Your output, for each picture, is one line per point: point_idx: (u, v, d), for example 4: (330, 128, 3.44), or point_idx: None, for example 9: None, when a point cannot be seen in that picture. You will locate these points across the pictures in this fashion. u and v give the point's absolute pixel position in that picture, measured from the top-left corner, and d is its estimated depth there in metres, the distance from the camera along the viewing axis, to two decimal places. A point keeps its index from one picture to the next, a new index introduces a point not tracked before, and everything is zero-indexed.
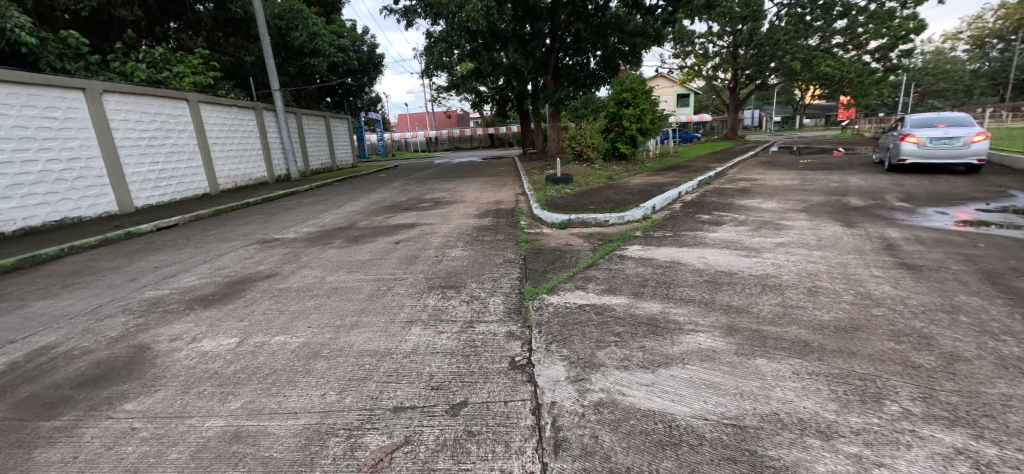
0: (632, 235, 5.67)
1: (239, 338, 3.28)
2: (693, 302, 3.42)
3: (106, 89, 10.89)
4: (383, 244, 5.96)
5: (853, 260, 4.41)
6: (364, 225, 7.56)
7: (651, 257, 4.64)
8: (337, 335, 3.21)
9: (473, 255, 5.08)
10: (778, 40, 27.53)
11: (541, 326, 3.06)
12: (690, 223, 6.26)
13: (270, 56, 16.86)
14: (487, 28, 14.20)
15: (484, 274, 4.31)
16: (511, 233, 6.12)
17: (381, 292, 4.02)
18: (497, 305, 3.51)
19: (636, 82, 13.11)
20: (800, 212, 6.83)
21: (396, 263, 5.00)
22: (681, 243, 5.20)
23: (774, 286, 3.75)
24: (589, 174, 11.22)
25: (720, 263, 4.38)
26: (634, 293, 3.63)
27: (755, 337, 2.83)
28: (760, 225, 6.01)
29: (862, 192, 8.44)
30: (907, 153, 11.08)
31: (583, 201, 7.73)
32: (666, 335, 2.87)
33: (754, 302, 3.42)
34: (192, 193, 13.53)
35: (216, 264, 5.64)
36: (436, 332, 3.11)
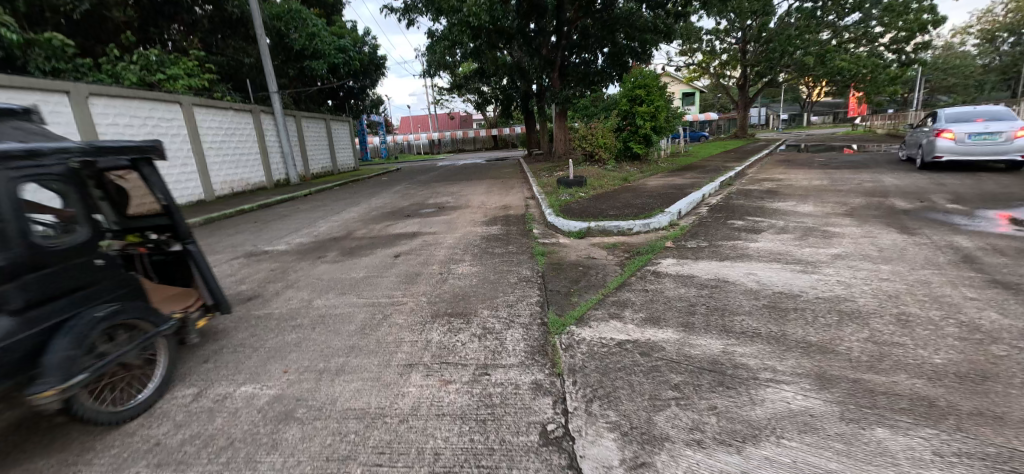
0: (662, 245, 5.01)
1: (198, 389, 2.64)
2: (760, 338, 2.76)
3: (92, 91, 10.32)
4: (380, 258, 5.32)
5: (932, 277, 3.72)
6: (361, 234, 6.94)
7: (692, 275, 3.97)
8: (317, 385, 2.56)
9: (482, 272, 4.42)
10: (790, 35, 26.85)
11: (577, 375, 2.41)
12: (725, 231, 5.58)
13: (268, 59, 16.30)
14: (490, 24, 13.55)
15: (497, 297, 3.66)
16: (524, 244, 5.48)
17: (374, 322, 3.36)
18: (516, 342, 2.85)
19: (648, 78, 12.54)
20: (844, 216, 6.13)
21: (393, 282, 4.34)
22: (721, 257, 4.51)
23: (853, 315, 3.07)
24: (603, 175, 10.57)
25: (775, 282, 3.70)
26: (683, 326, 2.96)
27: (858, 394, 2.15)
28: (805, 233, 5.33)
29: (904, 193, 7.72)
30: (943, 150, 10.34)
31: (600, 205, 7.07)
32: (740, 388, 2.21)
33: (837, 337, 2.74)
34: (186, 200, 12.96)
35: None
36: (441, 382, 2.47)
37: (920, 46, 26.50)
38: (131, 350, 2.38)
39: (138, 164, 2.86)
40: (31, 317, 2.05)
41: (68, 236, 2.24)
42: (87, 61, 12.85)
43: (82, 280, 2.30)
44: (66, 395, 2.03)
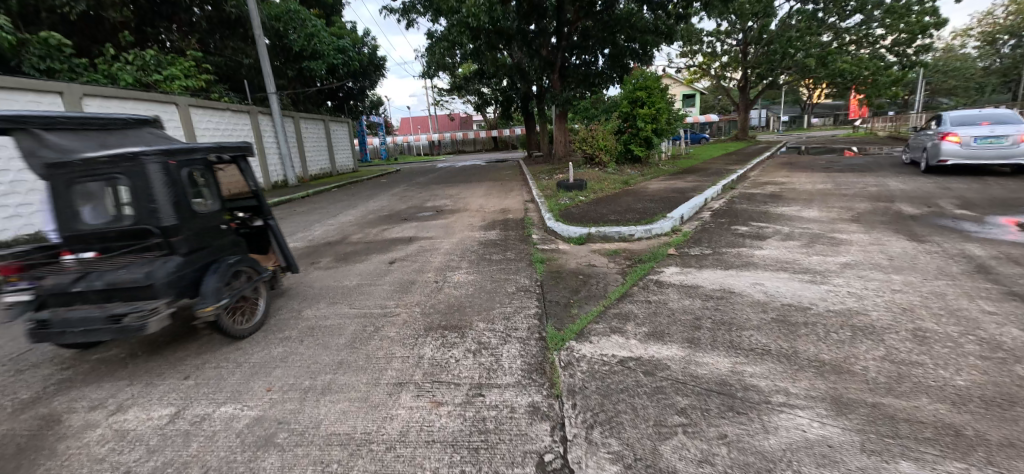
0: (665, 252, 4.87)
1: (176, 410, 2.49)
2: (769, 356, 2.62)
3: (86, 92, 10.18)
4: (374, 265, 5.18)
5: (947, 289, 3.57)
6: (356, 239, 6.80)
7: (696, 285, 3.83)
8: (300, 406, 2.41)
9: (479, 280, 4.28)
10: (791, 37, 26.77)
11: (576, 398, 2.27)
12: (729, 237, 5.44)
13: (266, 60, 16.16)
14: (490, 26, 13.40)
15: (494, 308, 3.52)
16: (522, 250, 5.34)
17: (365, 335, 3.21)
18: (513, 359, 2.71)
19: (649, 80, 12.41)
20: (851, 222, 6.00)
21: (387, 291, 4.19)
22: (726, 265, 4.36)
23: (868, 331, 2.92)
24: (603, 178, 10.44)
25: (783, 294, 3.55)
26: (689, 341, 2.81)
27: (878, 422, 2.01)
28: (812, 240, 5.19)
29: (911, 198, 7.58)
30: (948, 154, 10.21)
31: (601, 210, 6.92)
32: (751, 415, 2.07)
33: (852, 356, 2.59)
34: None
35: None
36: (433, 403, 2.33)
37: (921, 48, 26.36)
38: (245, 290, 3.42)
39: (237, 160, 3.84)
40: (191, 260, 3.08)
41: (207, 209, 3.28)
42: (83, 61, 12.65)
43: (214, 239, 3.33)
44: (216, 311, 3.07)
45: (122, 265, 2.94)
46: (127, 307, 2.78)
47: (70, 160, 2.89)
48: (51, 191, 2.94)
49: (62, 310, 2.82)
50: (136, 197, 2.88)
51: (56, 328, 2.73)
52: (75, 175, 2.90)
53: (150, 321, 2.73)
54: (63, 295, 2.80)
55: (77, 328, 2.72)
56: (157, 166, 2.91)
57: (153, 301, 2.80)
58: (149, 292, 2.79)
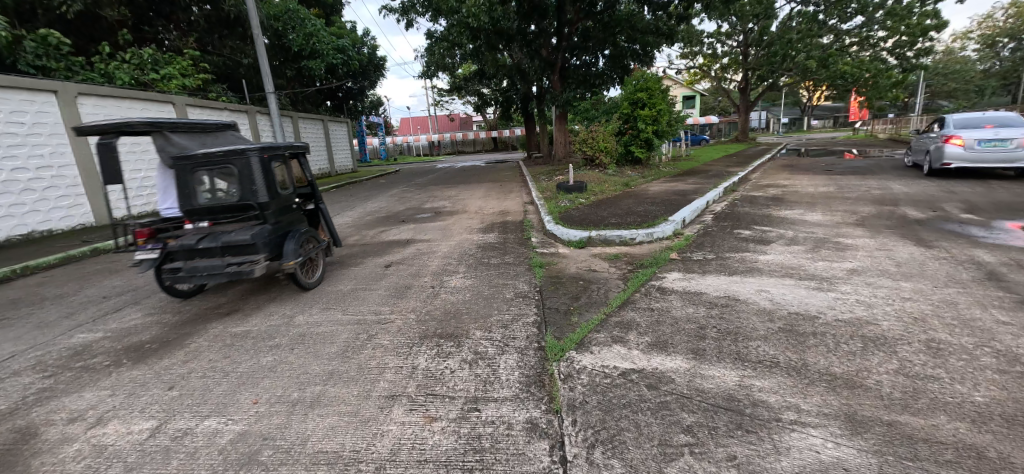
0: (667, 257, 4.76)
1: (158, 424, 2.38)
2: (778, 368, 2.52)
3: (81, 91, 10.06)
4: (370, 268, 5.08)
5: (959, 297, 3.47)
6: (353, 241, 6.69)
7: (700, 292, 3.72)
8: (288, 420, 2.30)
9: (477, 285, 4.17)
10: (791, 39, 26.71)
11: (577, 413, 2.16)
12: (732, 241, 5.33)
13: (265, 59, 16.04)
14: (490, 26, 13.31)
15: (491, 316, 3.41)
16: (521, 254, 5.23)
17: (357, 344, 3.10)
18: (510, 370, 2.60)
19: (650, 81, 12.34)
20: (856, 226, 5.90)
21: (382, 296, 4.08)
22: (730, 271, 4.25)
23: (879, 342, 2.81)
24: (604, 180, 10.35)
25: (790, 302, 3.45)
26: (693, 353, 2.70)
27: (895, 442, 1.90)
28: (817, 245, 5.10)
29: (915, 202, 7.48)
30: (952, 157, 10.10)
31: (601, 213, 6.82)
32: (762, 434, 1.96)
33: (865, 370, 2.50)
34: None
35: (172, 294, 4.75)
36: (426, 418, 2.22)
37: (922, 51, 26.26)
38: (312, 253, 4.62)
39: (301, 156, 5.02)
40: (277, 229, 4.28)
41: (285, 193, 4.50)
42: (79, 59, 12.52)
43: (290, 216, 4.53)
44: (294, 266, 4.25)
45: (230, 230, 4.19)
46: (238, 259, 4.01)
47: (193, 155, 4.17)
48: (183, 178, 4.23)
49: (188, 261, 4.12)
50: (242, 180, 4.14)
51: (187, 272, 4.00)
52: (198, 164, 4.19)
53: (255, 268, 3.94)
54: (188, 251, 4.07)
55: (201, 273, 4.00)
56: (255, 159, 4.14)
57: (255, 254, 4.02)
58: (251, 248, 3.99)
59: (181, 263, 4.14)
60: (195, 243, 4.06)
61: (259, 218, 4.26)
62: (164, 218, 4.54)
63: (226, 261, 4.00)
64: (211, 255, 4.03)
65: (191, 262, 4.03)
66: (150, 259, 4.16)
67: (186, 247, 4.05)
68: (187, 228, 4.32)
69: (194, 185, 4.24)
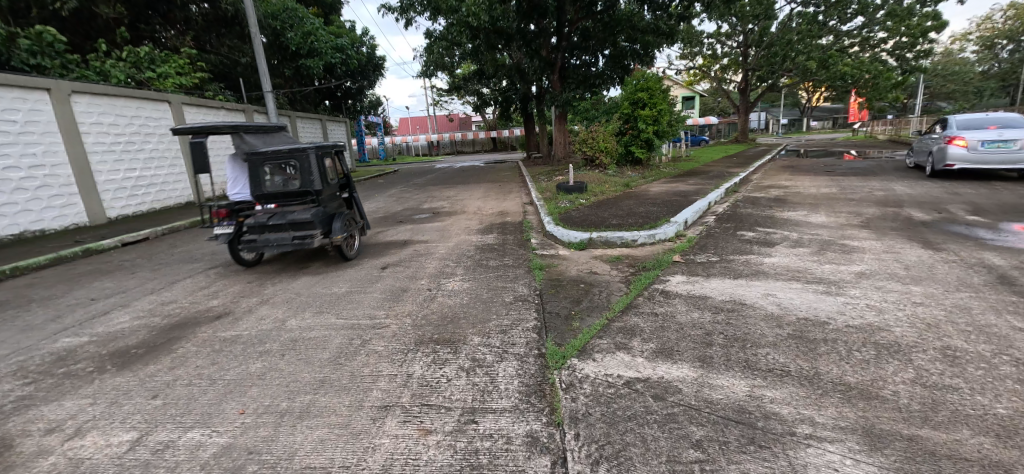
0: (670, 260, 4.64)
1: (139, 436, 2.26)
2: (790, 378, 2.41)
3: (75, 89, 9.92)
4: (366, 270, 4.96)
5: (971, 302, 3.36)
6: (349, 242, 6.57)
7: (704, 296, 3.61)
8: (275, 433, 2.18)
9: (475, 288, 4.05)
10: (791, 40, 26.64)
11: (580, 426, 2.05)
12: (735, 244, 5.22)
13: (262, 58, 15.89)
14: (489, 25, 13.17)
15: (490, 321, 3.29)
16: (521, 255, 5.11)
17: (350, 350, 2.98)
18: (510, 379, 2.49)
19: (650, 81, 12.28)
20: (861, 228, 5.80)
21: (377, 299, 3.96)
22: (735, 274, 4.14)
23: (892, 350, 2.71)
24: (604, 180, 10.24)
25: (798, 307, 3.34)
26: (700, 360, 2.59)
27: (918, 459, 1.79)
28: (823, 247, 5.00)
29: (919, 203, 7.39)
30: (955, 158, 10.00)
31: (602, 213, 6.70)
32: (774, 450, 1.85)
33: (880, 380, 2.40)
34: (173, 202, 12.54)
35: (163, 297, 4.63)
36: (420, 431, 2.10)
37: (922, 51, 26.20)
38: (353, 231, 5.57)
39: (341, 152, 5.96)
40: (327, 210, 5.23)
41: (332, 182, 5.45)
42: (75, 57, 12.37)
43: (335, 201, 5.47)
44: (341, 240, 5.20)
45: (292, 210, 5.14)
46: (300, 233, 4.97)
47: (263, 151, 5.11)
48: (252, 170, 5.17)
49: (259, 234, 5.10)
50: (303, 170, 5.11)
51: (262, 243, 4.98)
52: (266, 157, 5.14)
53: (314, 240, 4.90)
54: (260, 226, 5.05)
55: (272, 244, 4.97)
56: (313, 154, 5.11)
57: (313, 229, 4.98)
58: (309, 224, 4.94)
59: (254, 236, 5.12)
60: (266, 220, 5.05)
61: (314, 201, 5.22)
62: (235, 201, 5.52)
63: (291, 234, 4.97)
64: (279, 228, 5.03)
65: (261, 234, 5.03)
66: (228, 234, 5.15)
67: (259, 223, 5.03)
68: (257, 209, 5.28)
69: (262, 175, 5.19)
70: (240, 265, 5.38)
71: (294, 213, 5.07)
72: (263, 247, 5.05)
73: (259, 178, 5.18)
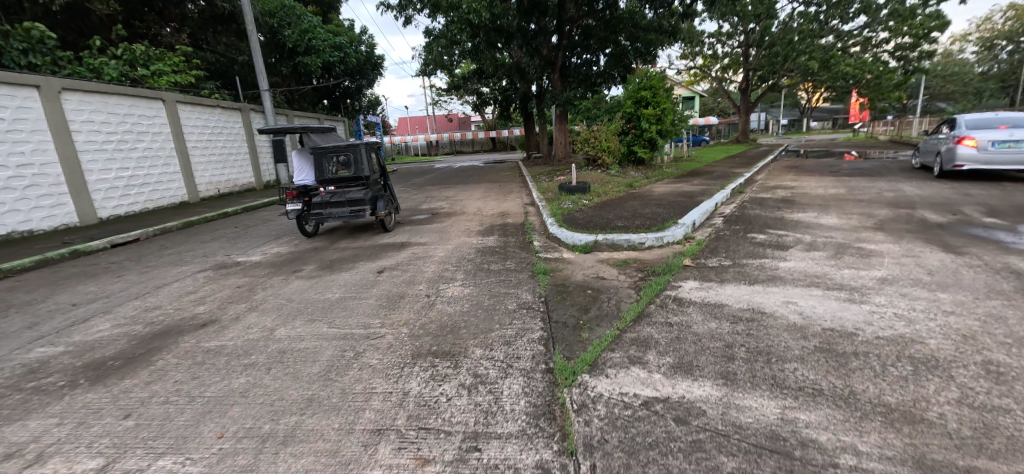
0: (680, 264, 4.43)
1: (104, 464, 2.02)
2: (823, 397, 2.20)
3: (66, 86, 9.70)
4: (361, 274, 4.74)
5: (1005, 311, 3.15)
6: (345, 244, 6.34)
7: (720, 303, 3.39)
8: (255, 462, 1.95)
9: (476, 294, 3.83)
10: (793, 40, 26.43)
11: (595, 456, 1.83)
12: (747, 246, 5.01)
13: (259, 56, 15.65)
14: (489, 22, 12.92)
15: (493, 331, 3.07)
16: (523, 259, 4.90)
17: (342, 364, 2.76)
18: (516, 398, 2.27)
19: (654, 79, 12.10)
20: (876, 231, 5.60)
21: (371, 306, 3.73)
22: (751, 280, 3.92)
23: (930, 365, 2.49)
24: (607, 181, 10.02)
25: (822, 316, 3.13)
26: (724, 377, 2.37)
27: None
28: (839, 251, 4.79)
29: (932, 205, 7.19)
30: (964, 158, 9.80)
31: (606, 215, 6.50)
32: None
33: (923, 400, 2.18)
34: (167, 202, 12.31)
35: (148, 302, 4.41)
36: (417, 460, 1.88)
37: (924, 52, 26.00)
38: (390, 208, 7.23)
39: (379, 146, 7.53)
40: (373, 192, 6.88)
41: (375, 169, 7.06)
42: (67, 54, 12.12)
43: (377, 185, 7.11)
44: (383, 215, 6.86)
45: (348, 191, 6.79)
46: (355, 208, 6.67)
47: (325, 146, 6.66)
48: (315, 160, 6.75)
49: (323, 209, 6.76)
50: (357, 161, 6.68)
51: (326, 215, 6.67)
52: (326, 151, 6.62)
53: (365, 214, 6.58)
54: (324, 203, 6.71)
55: (335, 217, 6.67)
56: (363, 149, 6.68)
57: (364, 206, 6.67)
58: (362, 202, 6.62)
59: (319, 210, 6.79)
60: (328, 198, 6.67)
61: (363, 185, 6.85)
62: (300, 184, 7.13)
63: (349, 209, 6.67)
64: (339, 203, 6.68)
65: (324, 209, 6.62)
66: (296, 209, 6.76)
67: (324, 201, 6.65)
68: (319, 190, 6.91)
69: (323, 165, 6.69)
70: (307, 235, 7.07)
71: (351, 194, 6.70)
72: (327, 218, 6.74)
73: (320, 167, 6.64)
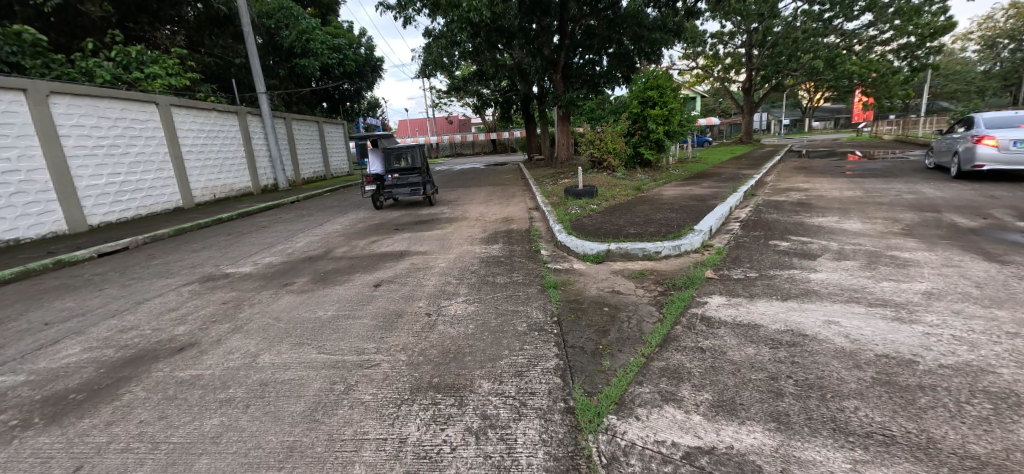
0: (703, 276, 4.07)
1: None
2: (896, 447, 1.85)
3: (54, 90, 9.39)
4: (356, 288, 4.39)
5: None
6: (340, 253, 6.01)
7: (755, 324, 3.04)
8: None
9: (481, 313, 3.48)
10: (796, 39, 26.00)
11: None
12: (771, 255, 4.66)
13: (257, 58, 15.40)
14: (491, 22, 12.56)
15: (502, 359, 2.73)
16: (531, 270, 4.57)
17: (330, 400, 2.41)
18: (533, 448, 1.92)
19: (661, 78, 11.84)
20: (906, 237, 5.26)
21: (366, 328, 3.37)
22: (784, 295, 3.57)
23: (1012, 402, 2.13)
24: (614, 184, 9.67)
25: (873, 341, 2.78)
26: (775, 420, 2.03)
27: None
28: (873, 260, 4.44)
29: (958, 207, 6.85)
30: (984, 159, 9.45)
31: (617, 220, 6.17)
32: None
33: (1016, 450, 1.82)
34: (161, 207, 11.99)
35: (126, 321, 4.08)
36: None
37: (930, 50, 25.59)
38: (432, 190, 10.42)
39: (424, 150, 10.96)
40: (423, 177, 10.11)
41: (423, 163, 10.30)
42: (58, 57, 11.79)
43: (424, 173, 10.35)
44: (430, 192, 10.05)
45: (406, 177, 10.07)
46: (412, 187, 9.93)
47: (391, 147, 9.93)
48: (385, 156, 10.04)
49: (391, 189, 9.97)
50: (414, 156, 10.03)
51: (393, 192, 9.90)
52: (392, 150, 9.91)
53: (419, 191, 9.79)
54: (392, 185, 9.93)
55: (399, 194, 9.89)
56: (416, 149, 9.96)
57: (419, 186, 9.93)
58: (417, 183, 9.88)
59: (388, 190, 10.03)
60: (395, 182, 10.00)
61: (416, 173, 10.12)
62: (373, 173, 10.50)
63: (409, 189, 9.89)
64: (402, 185, 10.01)
65: (391, 188, 9.94)
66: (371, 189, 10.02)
67: (392, 183, 9.97)
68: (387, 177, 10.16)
69: (391, 159, 10.04)
70: (377, 207, 10.41)
71: (409, 178, 10.02)
72: (393, 195, 9.95)
73: (389, 160, 10.00)
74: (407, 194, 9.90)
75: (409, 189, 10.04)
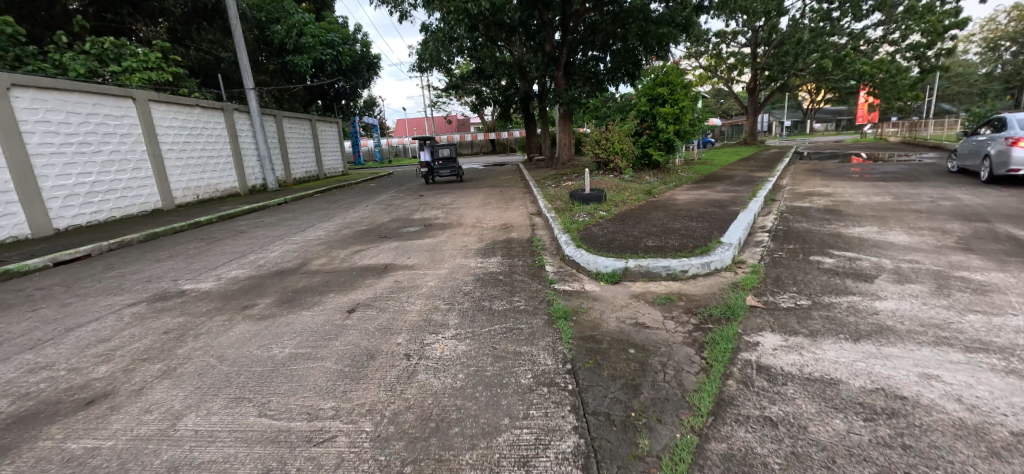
0: (744, 304, 3.36)
1: None
2: None
3: (16, 82, 8.64)
4: (325, 315, 3.64)
5: None
6: (317, 266, 5.30)
7: (833, 380, 2.32)
8: None
9: (475, 355, 2.76)
10: (802, 39, 25.38)
11: None
12: (818, 276, 3.96)
13: (245, 53, 14.61)
14: (489, 14, 11.77)
15: (502, 434, 2.00)
16: (535, 292, 3.86)
17: None
18: None
19: (671, 74, 11.15)
20: (970, 253, 4.55)
21: (329, 374, 2.65)
22: (852, 333, 2.87)
23: None
24: (623, 187, 8.99)
25: (999, 409, 2.07)
26: None
27: None
28: (944, 284, 3.73)
29: (1007, 216, 6.18)
30: (1020, 161, 8.78)
31: (631, 230, 5.47)
32: None
33: None
34: (138, 209, 11.24)
35: (42, 355, 3.34)
36: None
37: (941, 51, 24.87)
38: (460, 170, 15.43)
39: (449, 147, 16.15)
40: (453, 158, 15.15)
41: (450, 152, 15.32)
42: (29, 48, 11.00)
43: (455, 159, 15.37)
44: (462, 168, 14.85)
45: (446, 162, 15.05)
46: (452, 167, 14.95)
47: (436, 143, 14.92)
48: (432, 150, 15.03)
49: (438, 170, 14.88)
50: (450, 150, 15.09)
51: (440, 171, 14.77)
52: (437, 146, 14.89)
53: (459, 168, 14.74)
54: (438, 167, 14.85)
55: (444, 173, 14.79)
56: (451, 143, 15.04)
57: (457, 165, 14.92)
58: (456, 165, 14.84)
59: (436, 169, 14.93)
60: (440, 166, 14.97)
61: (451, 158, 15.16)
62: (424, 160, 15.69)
63: (451, 170, 14.86)
64: (445, 168, 14.97)
65: (439, 170, 14.90)
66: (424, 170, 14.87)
67: (438, 167, 14.93)
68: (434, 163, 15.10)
69: (436, 152, 15.08)
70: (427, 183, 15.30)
71: (450, 164, 15.05)
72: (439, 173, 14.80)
73: (435, 152, 15.07)
74: (449, 174, 14.85)
75: (449, 171, 15.06)
